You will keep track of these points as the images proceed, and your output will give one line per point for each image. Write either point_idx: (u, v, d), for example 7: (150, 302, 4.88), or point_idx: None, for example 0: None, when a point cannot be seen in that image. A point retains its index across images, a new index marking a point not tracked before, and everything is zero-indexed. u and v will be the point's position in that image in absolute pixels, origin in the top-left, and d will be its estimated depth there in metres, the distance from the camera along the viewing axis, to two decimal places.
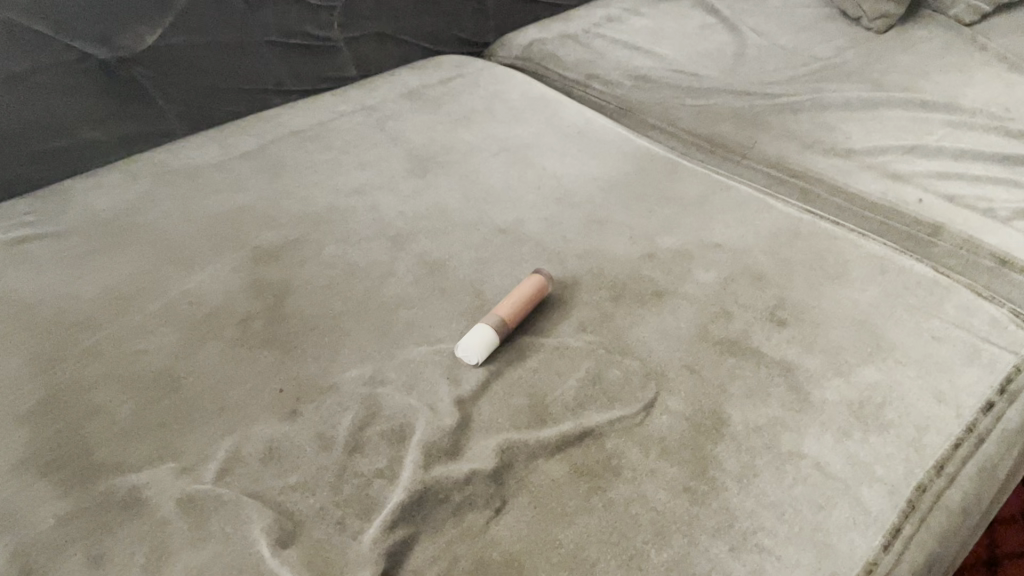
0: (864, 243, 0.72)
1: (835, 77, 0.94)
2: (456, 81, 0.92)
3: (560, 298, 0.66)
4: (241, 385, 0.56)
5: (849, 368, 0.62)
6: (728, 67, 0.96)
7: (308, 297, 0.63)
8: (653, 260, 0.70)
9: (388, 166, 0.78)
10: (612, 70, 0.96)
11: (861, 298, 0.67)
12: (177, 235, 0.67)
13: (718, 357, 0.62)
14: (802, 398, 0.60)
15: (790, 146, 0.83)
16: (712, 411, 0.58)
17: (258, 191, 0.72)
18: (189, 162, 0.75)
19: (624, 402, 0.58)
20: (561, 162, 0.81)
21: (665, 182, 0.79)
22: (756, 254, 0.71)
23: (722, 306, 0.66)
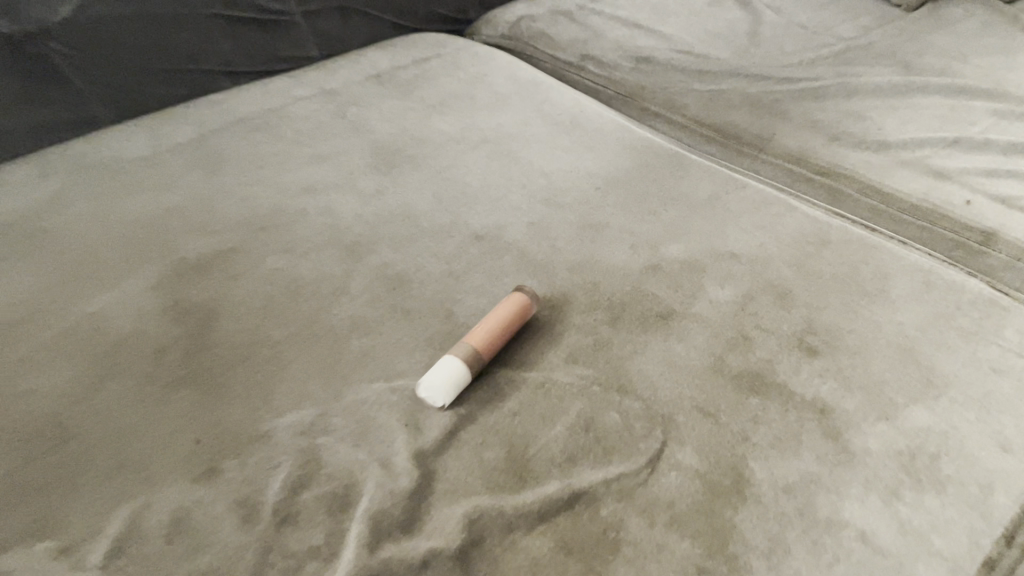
0: (905, 254, 0.61)
1: (862, 60, 0.83)
2: (432, 62, 0.81)
3: (546, 320, 0.55)
4: (148, 435, 0.46)
5: (895, 409, 0.51)
6: (741, 47, 0.84)
7: (240, 321, 0.53)
8: (657, 274, 0.59)
9: (348, 160, 0.67)
10: (609, 50, 0.85)
11: (905, 321, 0.56)
12: (88, 244, 0.57)
13: (736, 395, 0.51)
14: (840, 448, 0.49)
15: (814, 138, 0.72)
16: (731, 467, 0.47)
17: (190, 191, 0.62)
18: (112, 156, 0.65)
19: (623, 455, 0.47)
20: (550, 156, 0.70)
21: (671, 179, 0.68)
22: (779, 266, 0.60)
23: (741, 330, 0.55)
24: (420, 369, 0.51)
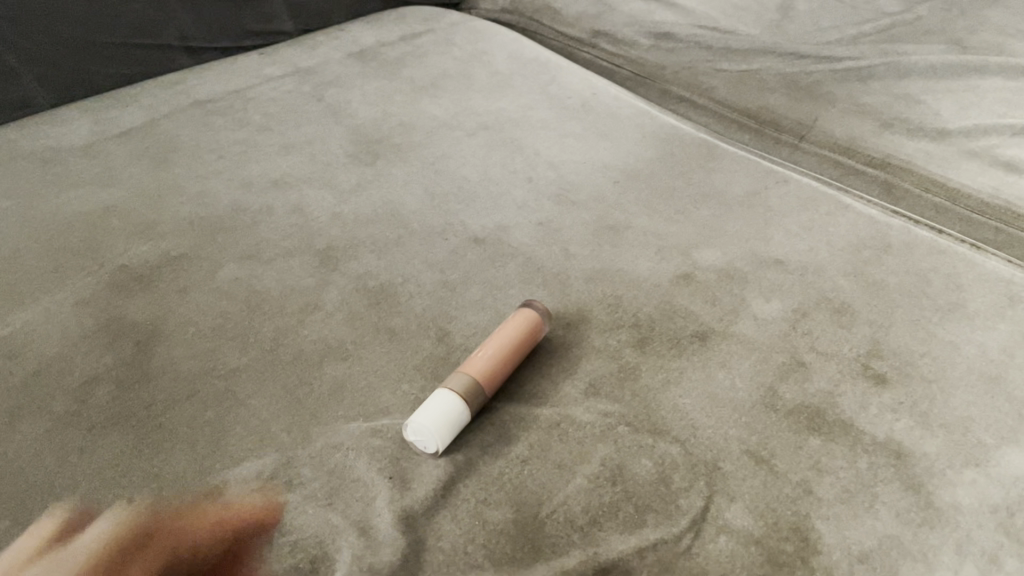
0: (979, 260, 0.52)
1: (909, 37, 0.74)
2: (424, 38, 0.71)
3: (560, 341, 0.46)
4: (63, 493, 0.37)
5: (984, 452, 0.42)
6: (773, 23, 0.75)
7: (188, 344, 0.43)
8: (691, 285, 0.50)
9: (325, 150, 0.57)
10: (624, 26, 0.75)
11: (987, 341, 0.47)
12: (8, 251, 0.47)
13: (792, 435, 0.42)
14: (924, 503, 0.40)
15: (862, 124, 0.63)
16: (792, 530, 0.38)
17: (136, 186, 0.52)
18: (48, 145, 0.55)
19: (658, 516, 0.38)
20: (560, 145, 0.61)
21: (700, 172, 0.59)
22: (832, 275, 0.51)
23: (794, 354, 0.46)
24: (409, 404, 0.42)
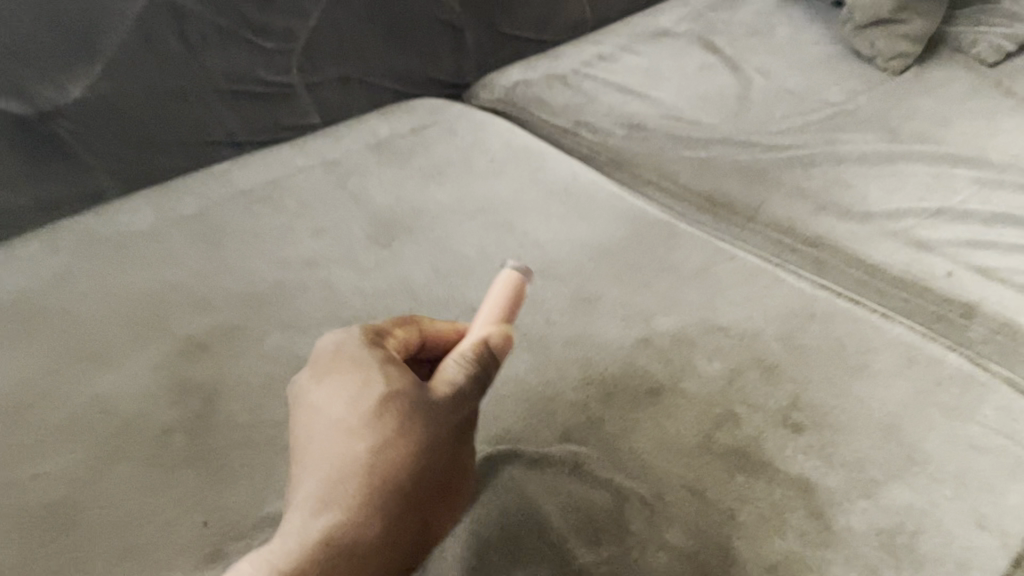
0: (888, 327, 0.63)
1: (849, 126, 0.85)
2: (430, 128, 0.83)
3: (540, 395, 0.57)
4: (152, 520, 0.47)
5: (876, 486, 0.53)
6: (732, 113, 0.87)
7: (243, 401, 0.54)
8: (649, 348, 0.61)
9: (349, 233, 0.69)
10: (603, 116, 0.87)
11: (888, 397, 0.58)
12: (93, 322, 0.59)
13: (723, 472, 0.53)
14: (824, 526, 0.51)
15: (802, 206, 0.75)
16: (719, 546, 0.49)
17: (193, 266, 0.64)
18: (119, 229, 0.67)
19: (612, 536, 0.49)
20: (545, 226, 0.72)
21: (662, 250, 0.70)
22: (766, 339, 0.62)
23: (729, 408, 0.57)
24: None
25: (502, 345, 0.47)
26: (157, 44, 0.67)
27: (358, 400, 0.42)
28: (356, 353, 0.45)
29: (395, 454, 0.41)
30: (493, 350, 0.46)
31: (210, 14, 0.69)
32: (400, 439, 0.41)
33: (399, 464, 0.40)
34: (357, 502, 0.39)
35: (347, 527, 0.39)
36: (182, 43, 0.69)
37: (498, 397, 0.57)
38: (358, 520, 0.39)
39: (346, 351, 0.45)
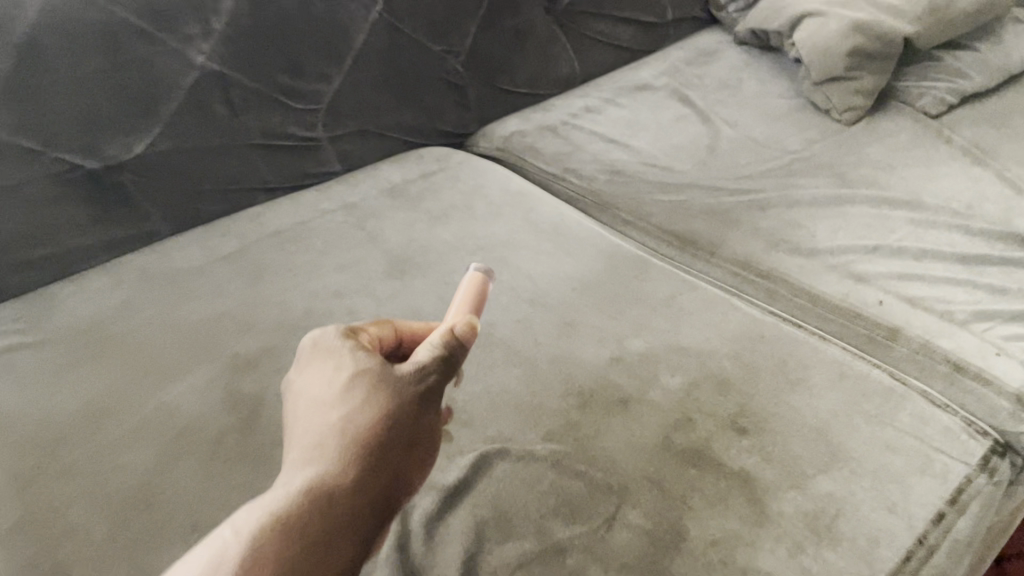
0: (825, 348, 0.75)
1: (804, 171, 0.97)
2: (436, 175, 0.96)
3: (527, 404, 0.68)
4: (214, 502, 0.58)
5: (805, 479, 0.64)
6: (702, 160, 0.99)
7: (283, 407, 0.65)
8: (621, 365, 0.73)
9: (368, 267, 0.81)
10: (588, 163, 1.00)
11: (821, 406, 0.69)
12: (156, 345, 0.70)
13: (679, 466, 0.64)
14: (760, 511, 0.61)
15: (758, 244, 0.86)
16: (673, 526, 0.60)
17: (238, 297, 0.76)
18: (174, 265, 0.79)
19: (585, 516, 0.60)
20: (536, 261, 0.84)
21: (636, 282, 0.82)
22: (720, 357, 0.73)
23: (686, 415, 0.68)
24: None
25: (468, 333, 0.51)
26: (208, 111, 0.81)
27: (332, 378, 0.48)
28: (330, 343, 0.50)
29: (365, 416, 0.46)
30: (458, 336, 0.50)
31: (250, 83, 0.83)
32: (369, 403, 0.46)
33: (367, 424, 0.46)
34: (333, 455, 0.44)
35: (325, 474, 0.44)
36: (227, 108, 0.82)
37: (492, 406, 0.68)
38: (334, 470, 0.44)
39: (322, 342, 0.50)
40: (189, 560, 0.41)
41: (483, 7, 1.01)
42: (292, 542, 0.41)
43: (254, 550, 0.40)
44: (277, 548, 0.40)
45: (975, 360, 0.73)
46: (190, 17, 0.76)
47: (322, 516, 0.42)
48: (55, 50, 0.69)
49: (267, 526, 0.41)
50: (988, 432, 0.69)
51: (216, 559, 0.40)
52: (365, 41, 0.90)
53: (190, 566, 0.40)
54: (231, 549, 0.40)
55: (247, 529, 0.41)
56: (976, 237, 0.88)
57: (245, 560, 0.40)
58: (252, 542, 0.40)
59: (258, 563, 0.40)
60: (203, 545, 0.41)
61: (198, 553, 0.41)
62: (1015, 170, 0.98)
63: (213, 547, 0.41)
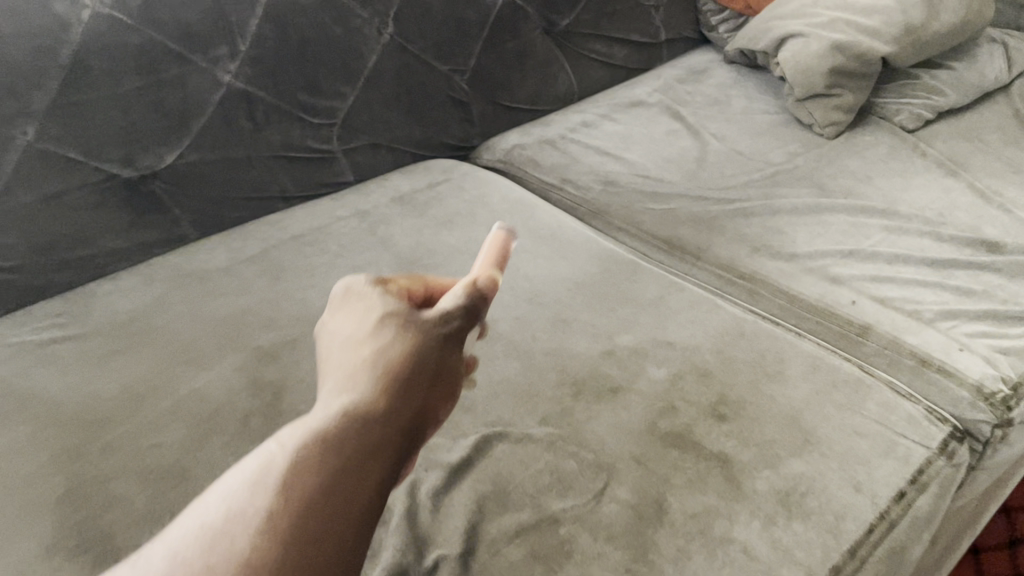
0: (800, 343, 0.81)
1: (786, 182, 1.04)
2: (442, 186, 1.03)
3: (525, 392, 0.75)
4: None
5: (779, 459, 0.70)
6: (690, 172, 1.06)
7: (302, 393, 0.72)
8: (612, 357, 0.79)
9: (378, 268, 0.87)
10: (584, 174, 1.07)
11: (795, 395, 0.75)
12: (187, 338, 0.77)
13: (662, 448, 0.70)
14: (736, 488, 0.67)
15: (741, 249, 0.93)
16: (655, 500, 0.66)
17: (260, 295, 0.82)
18: (201, 266, 0.87)
19: (576, 491, 0.66)
20: (534, 263, 0.91)
21: (626, 283, 0.89)
22: (704, 351, 0.80)
23: (670, 402, 0.74)
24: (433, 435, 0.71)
25: (490, 286, 0.54)
26: (234, 125, 0.89)
27: (364, 319, 0.49)
28: (360, 291, 0.52)
29: (398, 348, 0.47)
30: (481, 288, 0.53)
31: (273, 100, 0.92)
32: (402, 337, 0.48)
33: (396, 355, 0.46)
34: (371, 379, 0.45)
35: (363, 396, 0.43)
36: (251, 121, 0.91)
37: (493, 393, 0.75)
38: (372, 391, 0.44)
39: (353, 289, 0.52)
40: (234, 475, 0.39)
41: (487, 29, 1.10)
42: (337, 452, 0.40)
43: (301, 457, 0.39)
44: (323, 457, 0.39)
45: (939, 354, 0.79)
46: (220, 41, 0.84)
47: (363, 430, 0.41)
48: (102, 70, 0.77)
49: (311, 437, 0.40)
50: (948, 419, 0.75)
51: (264, 468, 0.39)
52: (376, 61, 0.99)
53: (238, 477, 0.39)
54: (278, 460, 0.39)
55: (293, 442, 0.40)
56: (946, 243, 0.94)
57: (292, 466, 0.39)
58: (298, 451, 0.39)
59: (305, 469, 0.39)
60: (247, 461, 0.40)
61: (245, 467, 0.40)
62: (986, 182, 1.04)
63: (261, 459, 0.40)
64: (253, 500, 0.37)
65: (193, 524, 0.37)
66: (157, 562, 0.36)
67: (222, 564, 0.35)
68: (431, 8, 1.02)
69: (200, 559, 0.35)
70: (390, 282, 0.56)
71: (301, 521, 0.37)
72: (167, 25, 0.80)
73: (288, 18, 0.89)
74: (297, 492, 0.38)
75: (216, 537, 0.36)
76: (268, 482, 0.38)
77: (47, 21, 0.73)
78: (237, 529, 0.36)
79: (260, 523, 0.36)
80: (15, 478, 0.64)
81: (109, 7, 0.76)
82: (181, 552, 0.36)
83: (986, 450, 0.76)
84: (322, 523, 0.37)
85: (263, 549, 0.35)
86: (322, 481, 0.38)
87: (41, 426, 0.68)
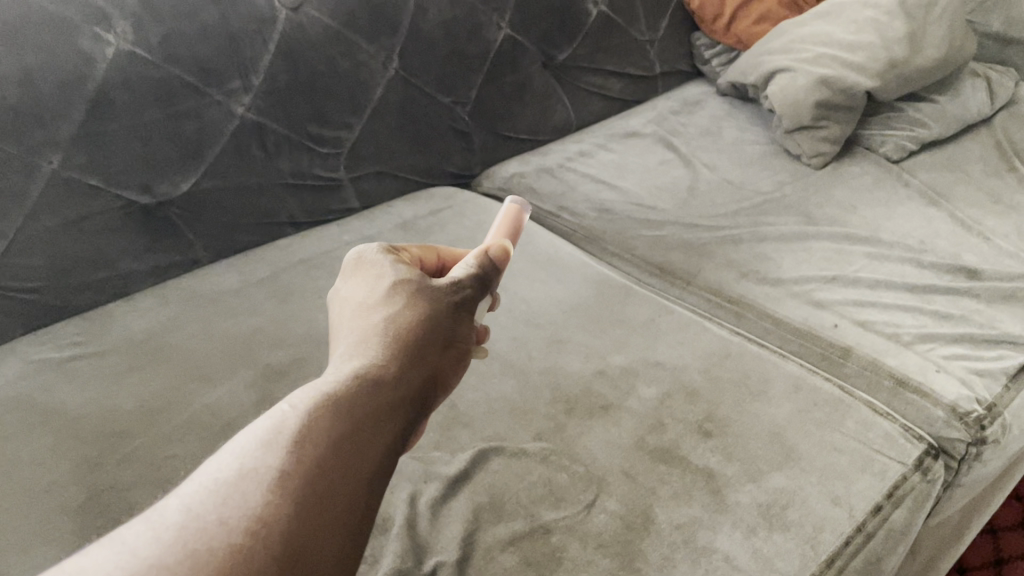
0: (784, 364, 0.85)
1: (774, 211, 1.09)
2: (444, 212, 1.07)
3: (521, 408, 0.79)
4: None
5: (761, 473, 0.73)
6: (681, 200, 1.11)
7: None
8: (603, 376, 0.83)
9: None
10: (580, 202, 1.12)
11: (777, 412, 0.79)
12: (200, 356, 0.81)
13: (650, 462, 0.74)
14: (719, 500, 0.70)
15: (729, 274, 0.98)
16: (642, 511, 0.69)
17: (270, 315, 0.87)
18: (214, 288, 0.91)
19: (568, 502, 0.69)
20: (531, 287, 0.95)
21: (619, 305, 0.93)
22: (691, 371, 0.84)
23: (659, 419, 0.78)
24: (433, 449, 0.75)
25: (500, 256, 0.62)
26: (247, 154, 0.94)
27: (375, 288, 0.56)
28: (371, 259, 0.59)
29: (404, 319, 0.53)
30: (492, 257, 0.61)
31: (284, 130, 0.96)
32: (408, 309, 0.54)
33: (405, 324, 0.53)
34: (378, 350, 0.51)
35: (370, 364, 0.49)
36: (262, 150, 0.95)
37: (490, 410, 0.79)
38: (378, 360, 0.50)
39: (365, 257, 0.59)
40: (247, 432, 0.43)
41: (488, 63, 1.15)
42: (345, 416, 0.45)
43: (312, 418, 0.44)
44: (332, 419, 0.44)
45: (917, 375, 0.83)
46: (235, 75, 0.89)
47: (368, 395, 0.47)
48: (123, 103, 0.82)
49: (321, 401, 0.45)
50: (923, 437, 0.78)
51: (276, 427, 0.43)
52: (382, 93, 1.04)
53: (250, 435, 0.43)
54: (290, 420, 0.43)
55: (304, 404, 0.45)
56: (927, 269, 0.97)
57: (305, 426, 0.43)
58: (310, 413, 0.44)
59: (315, 430, 0.43)
60: (259, 419, 0.44)
61: (260, 423, 0.44)
62: (967, 211, 1.08)
63: (274, 418, 0.44)
64: (266, 457, 0.41)
65: (204, 477, 0.40)
66: (171, 514, 0.38)
67: (236, 516, 0.38)
68: (434, 43, 1.07)
69: (213, 511, 0.38)
70: (405, 249, 0.64)
71: (309, 478, 0.41)
72: (185, 60, 0.85)
73: (299, 54, 0.94)
74: (307, 451, 0.42)
75: (230, 488, 0.39)
76: (281, 440, 0.42)
77: (73, 57, 0.77)
78: (249, 483, 0.40)
79: (277, 479, 0.40)
80: (38, 485, 0.67)
81: (132, 44, 0.81)
82: (193, 504, 0.39)
83: (961, 467, 0.80)
84: (329, 480, 0.41)
85: (275, 503, 0.39)
86: (334, 441, 0.43)
87: (61, 438, 0.72)
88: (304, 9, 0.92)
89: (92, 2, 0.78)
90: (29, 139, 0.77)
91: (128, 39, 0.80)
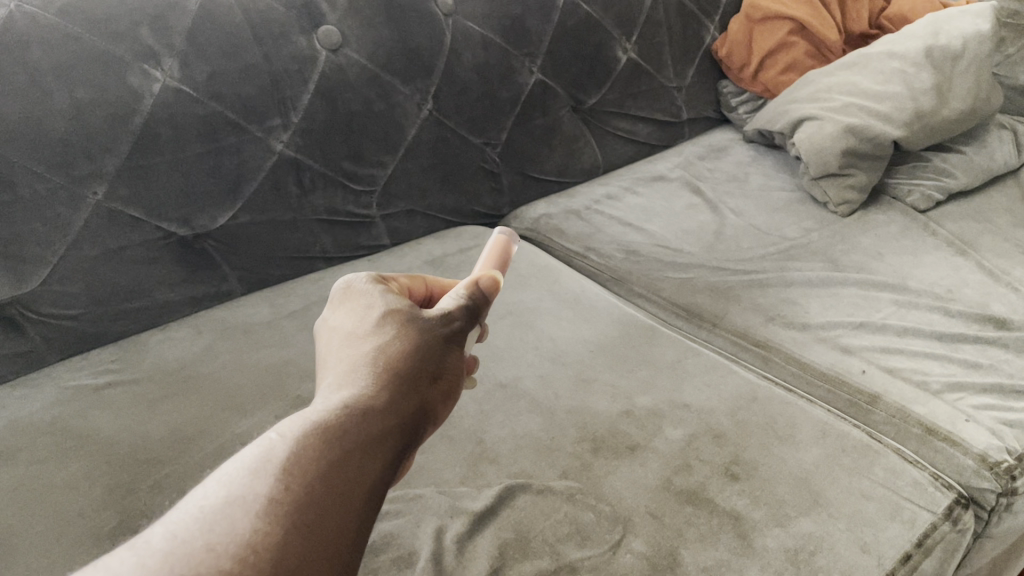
0: (812, 410, 0.85)
1: (800, 256, 1.09)
2: (472, 251, 1.09)
3: (547, 445, 0.79)
4: None
5: (788, 518, 0.72)
6: (707, 245, 1.13)
7: None
8: (630, 416, 0.83)
9: None
10: (607, 244, 1.14)
11: (805, 457, 0.79)
12: (233, 385, 0.82)
13: (677, 504, 0.73)
14: (747, 544, 0.70)
15: (756, 318, 0.98)
16: (669, 553, 0.69)
17: (302, 346, 0.88)
18: (247, 319, 0.93)
19: (594, 541, 0.69)
20: (558, 325, 0.96)
21: (645, 346, 0.94)
22: (718, 413, 0.84)
23: (685, 461, 0.78)
24: (460, 483, 0.75)
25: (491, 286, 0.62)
26: (283, 190, 0.96)
27: (366, 317, 0.57)
28: (361, 289, 0.60)
29: (394, 349, 0.54)
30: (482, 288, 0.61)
31: (319, 167, 0.99)
32: (398, 339, 0.55)
33: (394, 354, 0.54)
34: (367, 379, 0.52)
35: (358, 393, 0.50)
36: (297, 186, 0.98)
37: (517, 446, 0.79)
38: (367, 389, 0.51)
39: (354, 286, 0.61)
40: (233, 460, 0.44)
41: (519, 106, 1.18)
42: (333, 444, 0.46)
43: (300, 448, 0.44)
44: (319, 448, 0.45)
45: (947, 424, 0.82)
46: (275, 113, 0.92)
47: (357, 424, 0.48)
48: (167, 137, 0.85)
49: (309, 430, 0.46)
50: (952, 486, 0.77)
51: (264, 456, 0.44)
52: (416, 133, 1.06)
53: (237, 463, 0.44)
54: (277, 449, 0.44)
55: (292, 433, 0.45)
56: (956, 318, 0.97)
57: (292, 455, 0.44)
58: (297, 441, 0.45)
59: (304, 458, 0.44)
60: (247, 447, 0.45)
61: (248, 452, 0.45)
62: (995, 262, 1.08)
63: (262, 447, 0.45)
64: (254, 485, 0.42)
65: (192, 505, 0.41)
66: (156, 541, 0.39)
67: (223, 542, 0.39)
68: (467, 87, 1.10)
69: (200, 538, 0.39)
70: (394, 279, 0.65)
71: (297, 505, 0.41)
72: (228, 98, 0.87)
73: (338, 94, 0.96)
74: (295, 479, 0.43)
75: (218, 515, 0.40)
76: (269, 469, 0.43)
77: (121, 93, 0.80)
78: (238, 511, 0.40)
79: (265, 506, 0.41)
80: (70, 509, 0.68)
81: (178, 81, 0.83)
82: (178, 529, 0.39)
83: (991, 518, 0.79)
84: (318, 508, 0.42)
85: (264, 531, 0.40)
86: (321, 467, 0.44)
87: (93, 463, 0.72)
88: (343, 50, 0.95)
89: (142, 40, 0.81)
90: (77, 170, 0.80)
91: (175, 77, 0.83)
